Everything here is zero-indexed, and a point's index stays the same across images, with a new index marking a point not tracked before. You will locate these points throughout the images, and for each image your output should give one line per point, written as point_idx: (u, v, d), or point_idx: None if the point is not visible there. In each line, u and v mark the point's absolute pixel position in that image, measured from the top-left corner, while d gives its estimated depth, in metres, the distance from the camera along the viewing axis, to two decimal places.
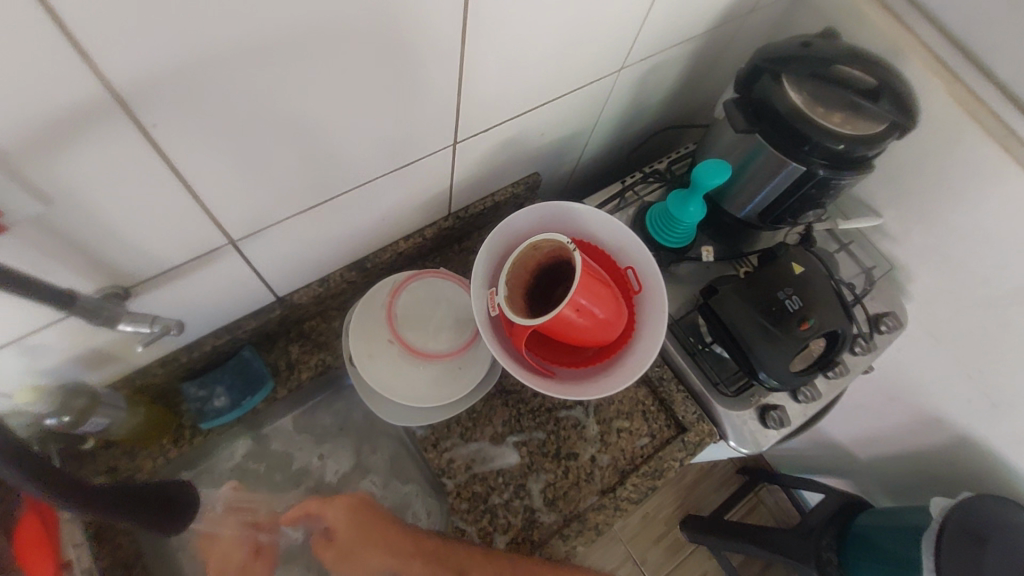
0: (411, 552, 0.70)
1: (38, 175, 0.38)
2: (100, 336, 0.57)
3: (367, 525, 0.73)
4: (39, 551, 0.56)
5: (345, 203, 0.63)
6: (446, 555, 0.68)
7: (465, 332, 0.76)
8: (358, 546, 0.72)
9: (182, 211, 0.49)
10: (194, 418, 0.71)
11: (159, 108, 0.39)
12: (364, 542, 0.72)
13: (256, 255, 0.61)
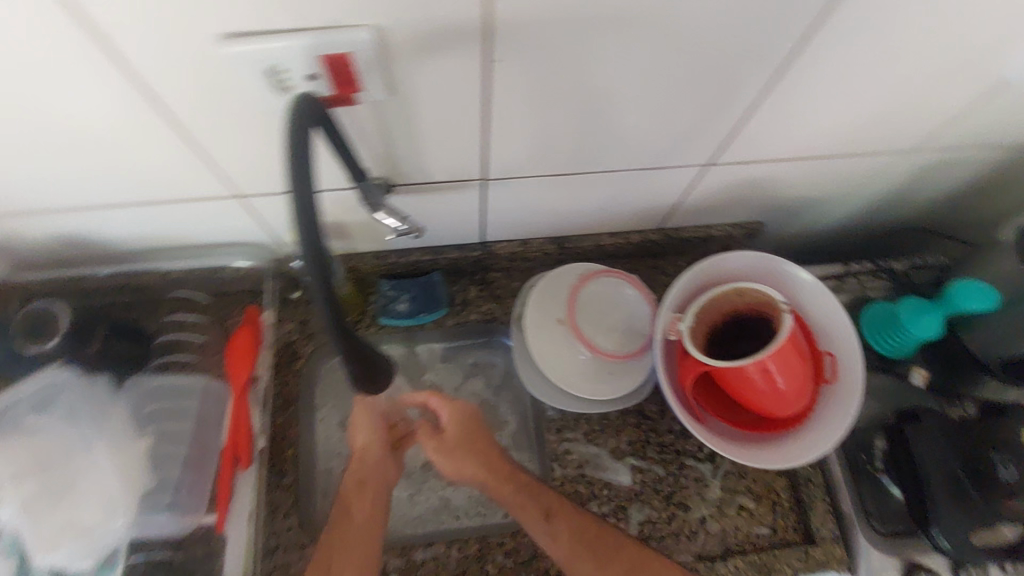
0: (499, 475, 0.68)
1: (401, 73, 0.44)
2: (352, 214, 0.66)
3: (471, 432, 0.71)
4: (241, 358, 0.69)
5: (585, 180, 0.66)
6: (530, 494, 0.66)
7: (631, 343, 0.76)
8: (461, 451, 0.70)
9: (470, 137, 0.54)
10: (376, 312, 0.80)
11: (513, 46, 0.44)
12: (471, 451, 0.70)
13: (494, 197, 0.66)
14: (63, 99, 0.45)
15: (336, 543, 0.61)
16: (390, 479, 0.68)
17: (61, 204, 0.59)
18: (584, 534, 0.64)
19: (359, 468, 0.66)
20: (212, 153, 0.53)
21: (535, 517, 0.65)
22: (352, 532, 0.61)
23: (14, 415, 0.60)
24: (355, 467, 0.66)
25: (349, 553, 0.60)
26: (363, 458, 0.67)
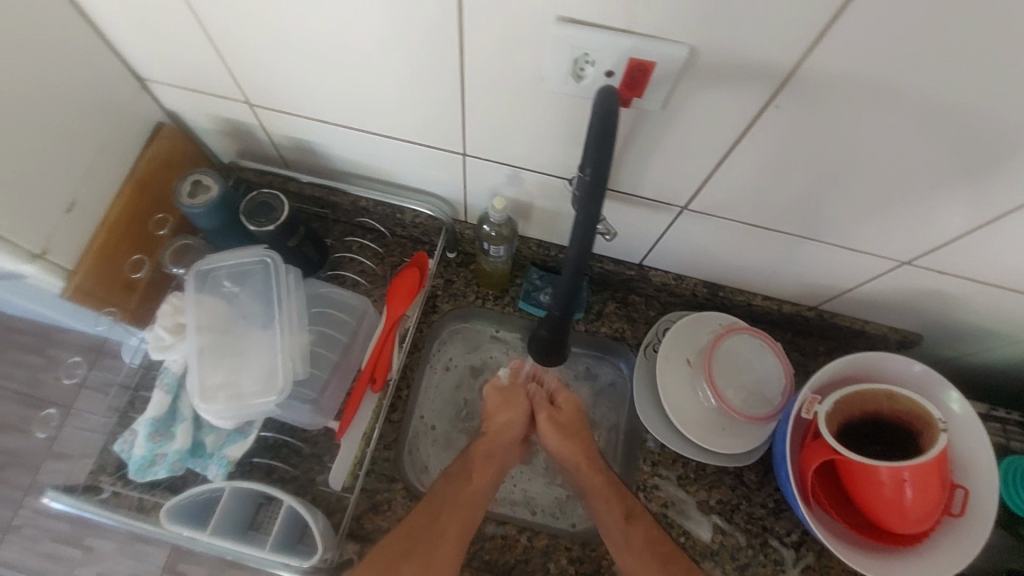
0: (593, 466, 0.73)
1: (683, 92, 0.48)
2: (545, 203, 0.70)
3: (573, 421, 0.76)
4: (404, 296, 0.73)
5: (774, 238, 0.67)
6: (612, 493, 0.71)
7: (758, 408, 0.74)
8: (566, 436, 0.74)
9: (699, 166, 0.57)
10: (519, 294, 0.84)
11: (796, 97, 0.47)
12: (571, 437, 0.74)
13: (681, 226, 0.69)
14: (384, 32, 0.50)
15: (450, 492, 0.68)
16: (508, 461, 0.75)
17: (313, 116, 0.65)
18: (653, 547, 0.67)
19: (493, 441, 0.74)
20: (469, 112, 0.57)
21: (615, 514, 0.69)
22: (460, 495, 0.69)
23: (214, 280, 0.67)
24: (491, 439, 0.74)
25: (456, 510, 0.68)
26: (498, 435, 0.74)
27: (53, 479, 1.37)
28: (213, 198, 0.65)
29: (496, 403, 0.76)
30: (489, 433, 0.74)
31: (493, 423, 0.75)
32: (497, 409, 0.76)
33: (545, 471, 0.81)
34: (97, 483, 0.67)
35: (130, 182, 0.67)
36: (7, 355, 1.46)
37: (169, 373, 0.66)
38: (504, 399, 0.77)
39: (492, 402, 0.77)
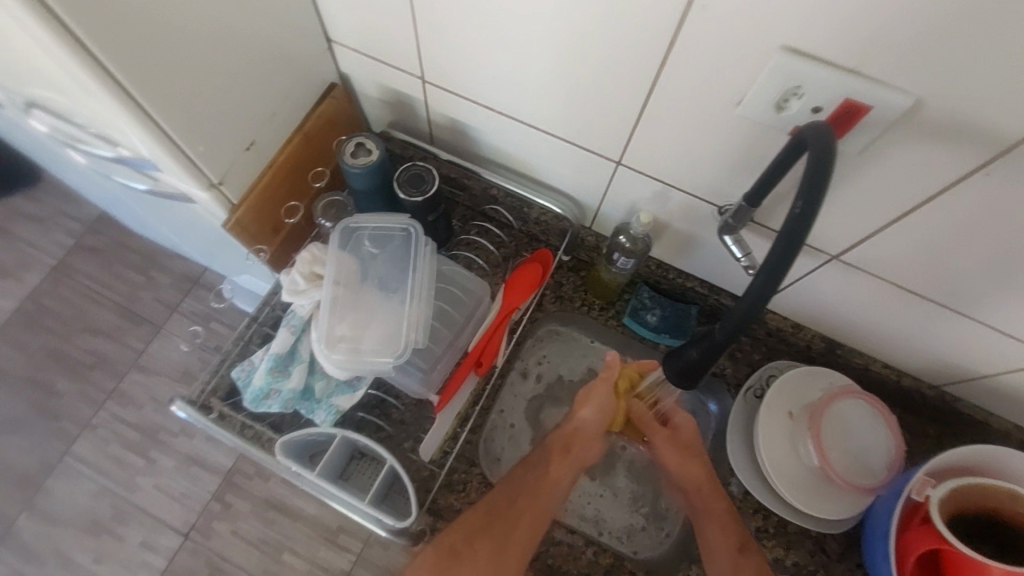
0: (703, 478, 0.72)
1: (886, 141, 0.47)
2: (684, 225, 0.70)
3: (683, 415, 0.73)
4: (521, 287, 0.74)
5: (919, 306, 0.64)
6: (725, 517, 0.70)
7: (861, 478, 0.71)
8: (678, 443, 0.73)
9: (869, 218, 0.56)
10: (625, 309, 0.83)
11: (1014, 166, 0.44)
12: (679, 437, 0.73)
13: (821, 275, 0.67)
14: (589, 34, 0.51)
15: (525, 482, 0.69)
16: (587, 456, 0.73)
17: (481, 101, 0.67)
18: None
19: (571, 434, 0.72)
20: (643, 124, 0.58)
21: (728, 544, 0.68)
22: (537, 481, 0.69)
23: (357, 238, 0.71)
24: (571, 432, 0.72)
25: (532, 501, 0.68)
26: (578, 431, 0.73)
27: (135, 390, 1.47)
28: (372, 162, 0.68)
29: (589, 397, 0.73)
30: (567, 429, 0.72)
31: (577, 418, 0.73)
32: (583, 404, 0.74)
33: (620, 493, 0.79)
34: (209, 403, 0.71)
35: (299, 133, 0.71)
36: (116, 268, 1.57)
37: (296, 315, 0.70)
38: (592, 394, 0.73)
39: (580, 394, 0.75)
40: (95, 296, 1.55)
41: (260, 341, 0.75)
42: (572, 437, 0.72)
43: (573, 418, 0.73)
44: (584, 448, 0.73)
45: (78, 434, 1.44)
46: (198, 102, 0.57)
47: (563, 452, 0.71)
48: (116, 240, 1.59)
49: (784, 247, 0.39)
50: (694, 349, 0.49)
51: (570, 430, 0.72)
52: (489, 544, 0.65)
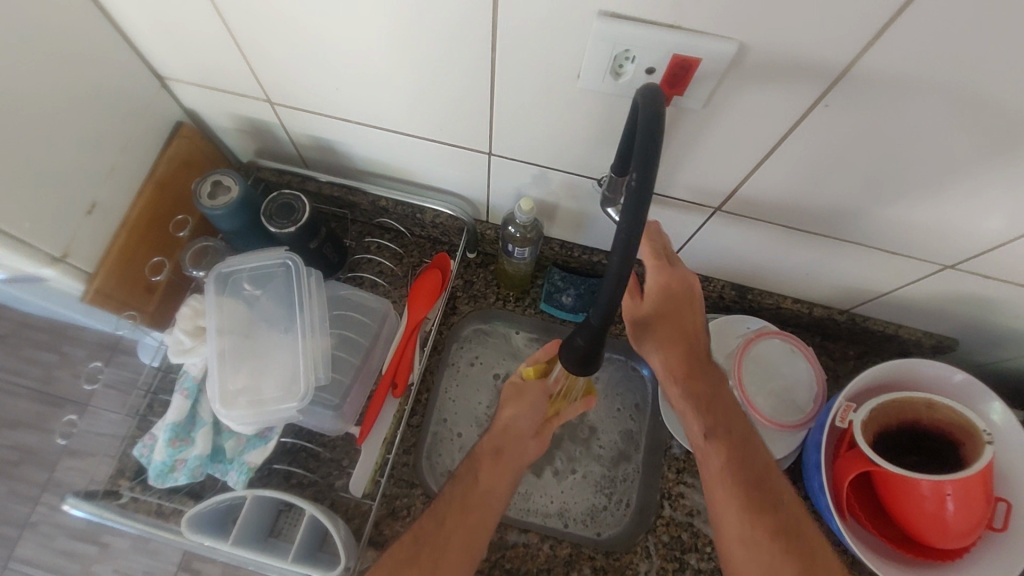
0: (693, 373, 0.62)
1: (726, 89, 0.46)
2: (571, 203, 0.68)
3: (679, 308, 0.61)
4: (426, 296, 0.71)
5: (809, 240, 0.65)
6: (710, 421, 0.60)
7: (790, 415, 0.72)
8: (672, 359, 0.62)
9: (736, 166, 0.55)
10: (540, 295, 0.82)
11: (848, 95, 0.44)
12: (671, 328, 0.62)
13: (713, 227, 0.67)
14: (414, 30, 0.48)
15: (455, 496, 0.64)
16: (522, 457, 0.69)
17: (337, 115, 0.63)
18: (742, 474, 0.57)
19: (501, 437, 0.69)
20: (499, 111, 0.55)
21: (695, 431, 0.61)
22: (470, 492, 0.65)
23: (235, 283, 0.66)
24: (500, 436, 0.69)
25: (463, 516, 0.63)
26: (506, 432, 0.69)
27: (71, 476, 1.37)
28: (233, 199, 0.64)
29: (514, 396, 0.71)
30: (496, 431, 0.69)
31: (502, 420, 0.70)
32: (507, 403, 0.71)
33: (584, 477, 0.79)
34: (116, 487, 0.66)
35: (151, 182, 0.66)
36: (23, 352, 1.46)
37: (188, 377, 0.65)
38: (519, 394, 0.71)
39: (504, 394, 0.72)
40: (5, 386, 1.43)
41: (161, 409, 0.70)
42: (496, 438, 0.69)
43: (499, 418, 0.70)
44: (513, 448, 0.69)
45: (18, 537, 1.34)
46: (9, 178, 0.51)
47: (490, 458, 0.67)
48: (16, 323, 1.47)
49: (632, 220, 0.38)
50: (580, 336, 0.48)
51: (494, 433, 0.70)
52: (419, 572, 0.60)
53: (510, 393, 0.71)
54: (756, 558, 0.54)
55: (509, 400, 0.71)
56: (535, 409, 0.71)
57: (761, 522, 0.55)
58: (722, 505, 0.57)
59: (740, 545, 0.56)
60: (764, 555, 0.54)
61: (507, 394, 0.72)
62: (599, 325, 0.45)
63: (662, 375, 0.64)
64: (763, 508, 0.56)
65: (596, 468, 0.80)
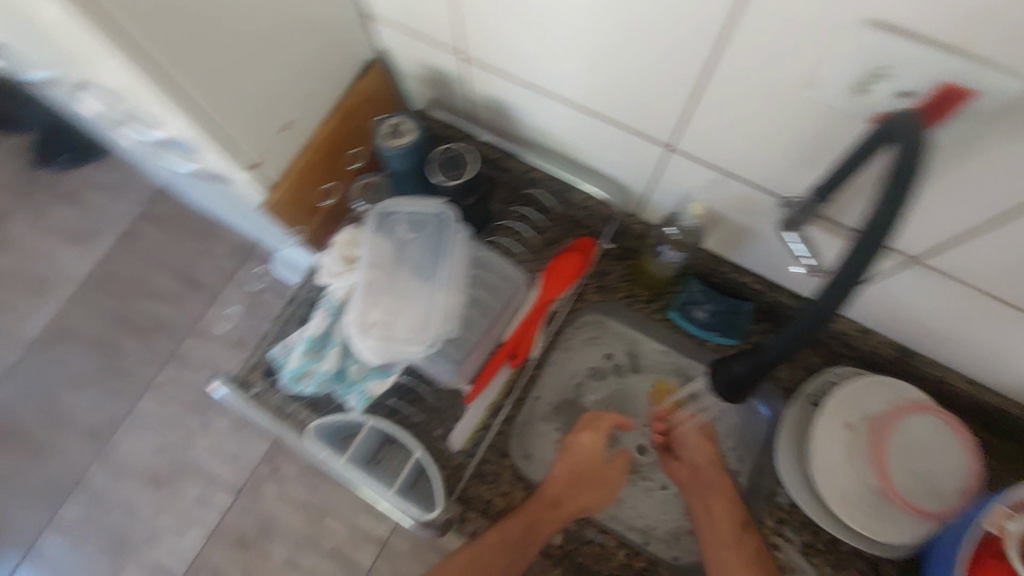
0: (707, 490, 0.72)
1: (994, 131, 0.40)
2: (741, 217, 0.64)
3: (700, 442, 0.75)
4: (561, 277, 0.72)
5: (1013, 319, 0.57)
6: (711, 475, 0.73)
7: (929, 500, 0.64)
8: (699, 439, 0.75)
9: (958, 219, 0.49)
10: (674, 303, 0.79)
11: None
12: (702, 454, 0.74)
13: (897, 278, 0.60)
14: (642, 10, 0.46)
15: (482, 539, 0.69)
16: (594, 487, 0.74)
17: (527, 81, 0.63)
18: (756, 550, 0.66)
19: (576, 463, 0.74)
20: (704, 103, 0.52)
21: (733, 516, 0.69)
22: (549, 499, 0.71)
23: (391, 223, 0.69)
24: (577, 463, 0.74)
25: (535, 516, 0.70)
26: (587, 459, 0.74)
27: (193, 355, 1.54)
28: (408, 143, 0.65)
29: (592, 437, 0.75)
30: (576, 458, 0.74)
31: (582, 445, 0.75)
32: (590, 442, 0.75)
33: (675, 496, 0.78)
34: (249, 380, 0.71)
35: (337, 111, 0.69)
36: (177, 238, 1.64)
37: (332, 298, 0.69)
38: (601, 465, 0.74)
39: (592, 428, 0.76)
40: (156, 262, 1.62)
41: (298, 321, 0.75)
42: (544, 504, 0.71)
43: (579, 448, 0.74)
44: (549, 514, 0.70)
45: (141, 393, 1.52)
46: (234, 84, 0.55)
47: (566, 476, 0.73)
48: (176, 211, 1.66)
49: (849, 270, 0.36)
50: (741, 364, 0.50)
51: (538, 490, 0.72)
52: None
53: (570, 452, 0.74)
54: (744, 564, 0.65)
55: (571, 472, 0.73)
56: (580, 480, 0.73)
57: (745, 539, 0.67)
58: (745, 552, 0.66)
59: (731, 553, 0.66)
60: (748, 566, 0.65)
61: (590, 420, 0.76)
62: (777, 353, 0.44)
63: (699, 470, 0.73)
64: (750, 526, 0.68)
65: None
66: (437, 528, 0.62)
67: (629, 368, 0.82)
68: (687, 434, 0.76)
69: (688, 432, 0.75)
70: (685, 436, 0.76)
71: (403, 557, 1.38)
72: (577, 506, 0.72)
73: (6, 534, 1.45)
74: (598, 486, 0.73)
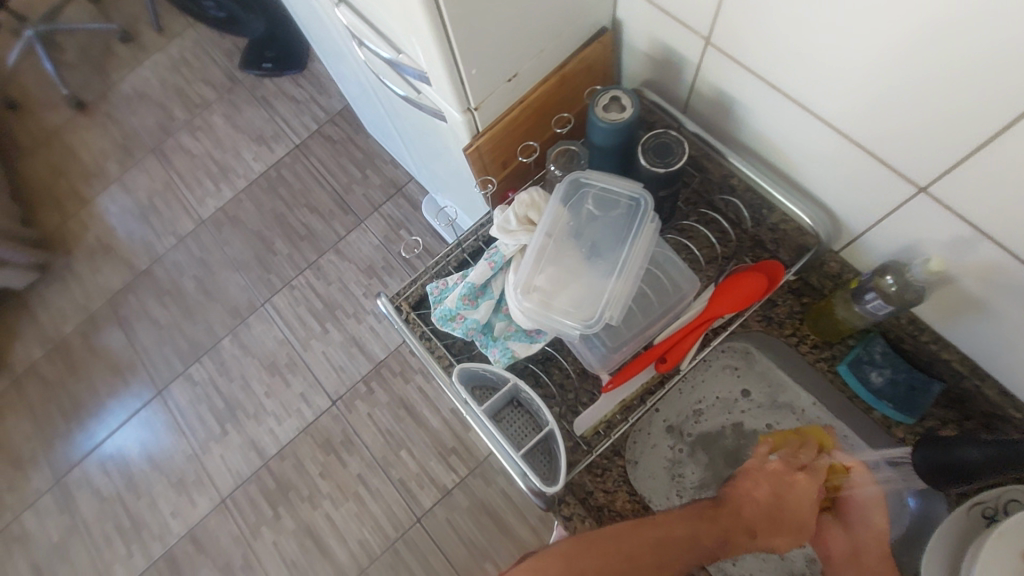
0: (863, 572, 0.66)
1: None
2: (979, 287, 0.57)
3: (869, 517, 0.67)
4: (736, 295, 0.66)
5: None
6: (873, 558, 0.66)
7: None
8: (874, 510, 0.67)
9: None
10: (846, 357, 0.73)
11: None
12: (863, 533, 0.67)
13: None
14: (974, 29, 0.43)
15: (666, 525, 0.59)
16: (784, 527, 0.64)
17: (777, 86, 0.61)
18: None
19: (791, 497, 0.65)
20: (995, 148, 0.47)
21: None
22: (738, 522, 0.63)
23: (581, 196, 0.68)
24: (790, 501, 0.65)
25: (721, 534, 0.61)
26: (801, 497, 0.65)
27: (330, 268, 1.67)
28: (624, 120, 0.64)
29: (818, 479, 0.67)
30: (791, 493, 0.65)
31: (801, 479, 0.67)
32: (800, 487, 0.66)
33: (783, 559, 0.72)
34: (401, 306, 0.76)
35: (557, 73, 0.69)
36: (342, 159, 1.77)
37: (499, 253, 0.69)
38: (811, 506, 0.66)
39: (811, 469, 0.68)
40: (320, 177, 1.76)
41: (456, 264, 0.78)
42: (735, 522, 0.62)
43: (791, 486, 0.66)
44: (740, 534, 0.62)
45: (279, 288, 1.68)
46: (490, 26, 0.57)
47: (770, 507, 0.64)
48: (348, 135, 1.79)
49: None
50: (978, 452, 0.61)
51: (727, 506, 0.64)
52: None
53: (778, 483, 0.65)
54: None
55: (771, 500, 0.64)
56: (781, 515, 0.64)
57: None
58: None
59: None
60: None
61: (808, 457, 0.69)
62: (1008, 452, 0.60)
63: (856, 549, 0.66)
64: None
65: (800, 556, 0.71)
66: (543, 499, 0.62)
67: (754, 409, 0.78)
68: (863, 502, 0.68)
69: (868, 501, 0.67)
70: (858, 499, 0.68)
71: (461, 511, 1.43)
72: (771, 544, 0.64)
73: (148, 372, 1.67)
74: (796, 530, 0.65)
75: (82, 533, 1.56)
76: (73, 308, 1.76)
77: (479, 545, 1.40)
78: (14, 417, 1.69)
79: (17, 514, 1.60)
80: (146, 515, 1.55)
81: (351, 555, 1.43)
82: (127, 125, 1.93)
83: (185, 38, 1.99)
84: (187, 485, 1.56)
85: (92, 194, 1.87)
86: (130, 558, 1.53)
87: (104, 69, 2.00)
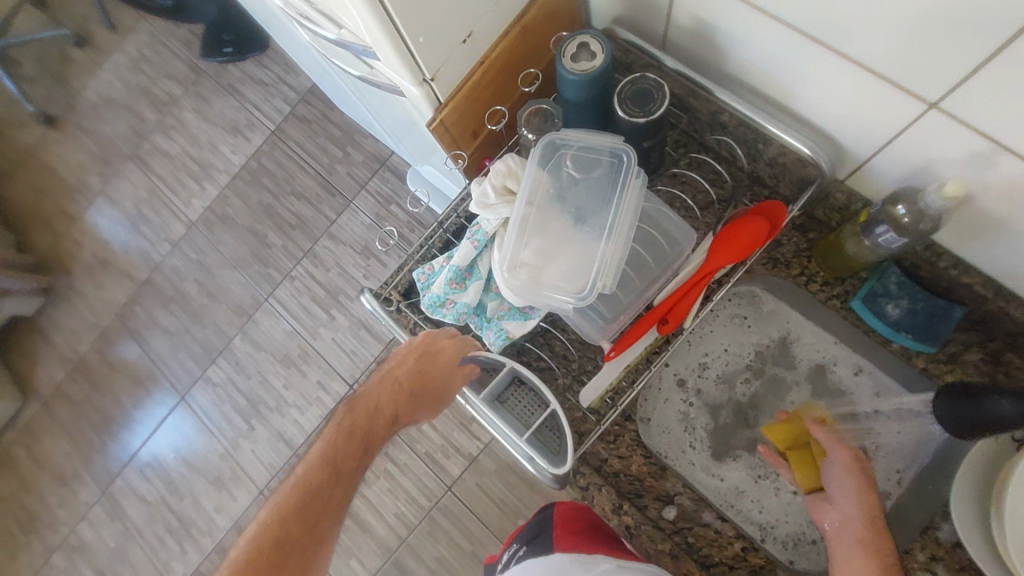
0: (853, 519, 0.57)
1: None
2: (1000, 203, 0.52)
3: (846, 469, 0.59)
4: (739, 245, 0.61)
5: None
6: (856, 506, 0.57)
7: None
8: (852, 478, 0.59)
9: None
10: (859, 291, 0.69)
11: None
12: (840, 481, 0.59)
13: None
14: None
15: (357, 415, 0.65)
16: (383, 399, 0.66)
17: (754, 5, 0.54)
18: None
19: (423, 363, 0.65)
20: (1012, 49, 0.41)
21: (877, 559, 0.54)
22: (373, 397, 0.66)
23: (559, 157, 0.63)
24: (411, 380, 0.66)
25: (374, 411, 0.66)
26: (430, 356, 0.65)
27: (325, 254, 1.64)
28: (594, 70, 0.58)
29: (461, 347, 0.66)
30: (420, 353, 0.65)
31: (438, 358, 0.66)
32: (432, 355, 0.65)
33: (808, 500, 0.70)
34: (391, 296, 0.73)
35: (518, 25, 0.62)
36: (320, 139, 1.70)
37: (481, 230, 0.65)
38: (433, 364, 0.65)
39: (443, 344, 0.66)
40: (301, 161, 1.71)
41: (440, 246, 0.74)
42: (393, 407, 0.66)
43: (422, 356, 0.65)
44: (405, 419, 0.67)
45: (279, 281, 1.66)
46: None
47: (386, 390, 0.66)
48: (322, 114, 1.72)
49: None
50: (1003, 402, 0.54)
51: (388, 375, 0.66)
52: (297, 567, 0.56)
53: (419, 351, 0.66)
54: None
55: (414, 366, 0.65)
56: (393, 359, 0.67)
57: None
58: None
59: None
60: None
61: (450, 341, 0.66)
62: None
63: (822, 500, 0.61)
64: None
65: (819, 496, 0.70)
66: (558, 480, 0.61)
67: (762, 354, 0.75)
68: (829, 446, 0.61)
69: (832, 447, 0.61)
70: (834, 475, 0.60)
71: (490, 475, 1.45)
72: (395, 419, 0.66)
73: (169, 380, 1.69)
74: (430, 403, 0.67)
75: (136, 537, 1.63)
76: (85, 327, 1.78)
77: (511, 504, 1.43)
78: (51, 438, 1.74)
79: (73, 527, 1.68)
80: (192, 513, 1.61)
81: (390, 528, 1.48)
82: (101, 134, 1.87)
83: (140, 33, 1.90)
84: (225, 482, 1.60)
85: (80, 211, 1.85)
86: (184, 555, 1.59)
87: (65, 79, 1.92)
